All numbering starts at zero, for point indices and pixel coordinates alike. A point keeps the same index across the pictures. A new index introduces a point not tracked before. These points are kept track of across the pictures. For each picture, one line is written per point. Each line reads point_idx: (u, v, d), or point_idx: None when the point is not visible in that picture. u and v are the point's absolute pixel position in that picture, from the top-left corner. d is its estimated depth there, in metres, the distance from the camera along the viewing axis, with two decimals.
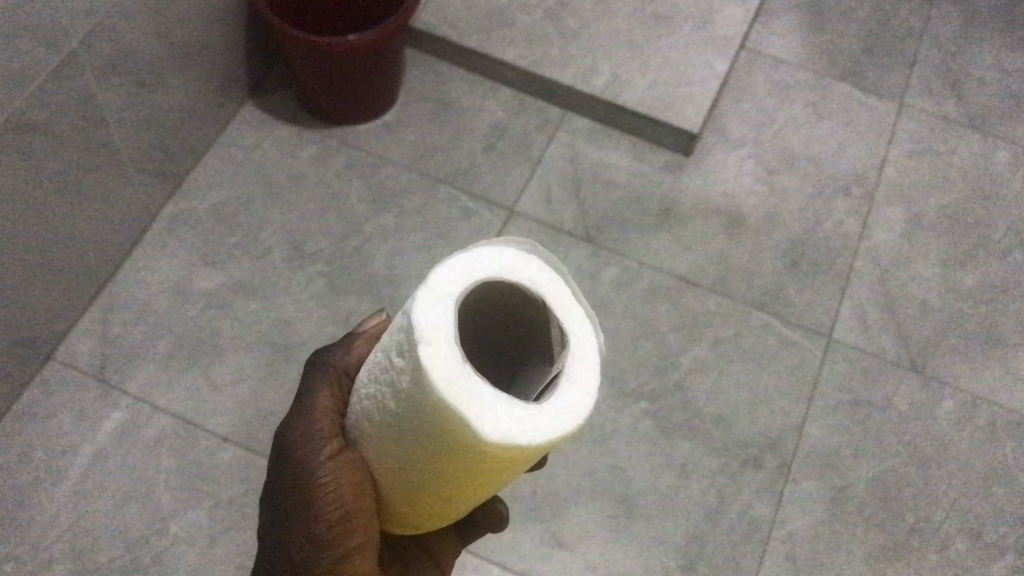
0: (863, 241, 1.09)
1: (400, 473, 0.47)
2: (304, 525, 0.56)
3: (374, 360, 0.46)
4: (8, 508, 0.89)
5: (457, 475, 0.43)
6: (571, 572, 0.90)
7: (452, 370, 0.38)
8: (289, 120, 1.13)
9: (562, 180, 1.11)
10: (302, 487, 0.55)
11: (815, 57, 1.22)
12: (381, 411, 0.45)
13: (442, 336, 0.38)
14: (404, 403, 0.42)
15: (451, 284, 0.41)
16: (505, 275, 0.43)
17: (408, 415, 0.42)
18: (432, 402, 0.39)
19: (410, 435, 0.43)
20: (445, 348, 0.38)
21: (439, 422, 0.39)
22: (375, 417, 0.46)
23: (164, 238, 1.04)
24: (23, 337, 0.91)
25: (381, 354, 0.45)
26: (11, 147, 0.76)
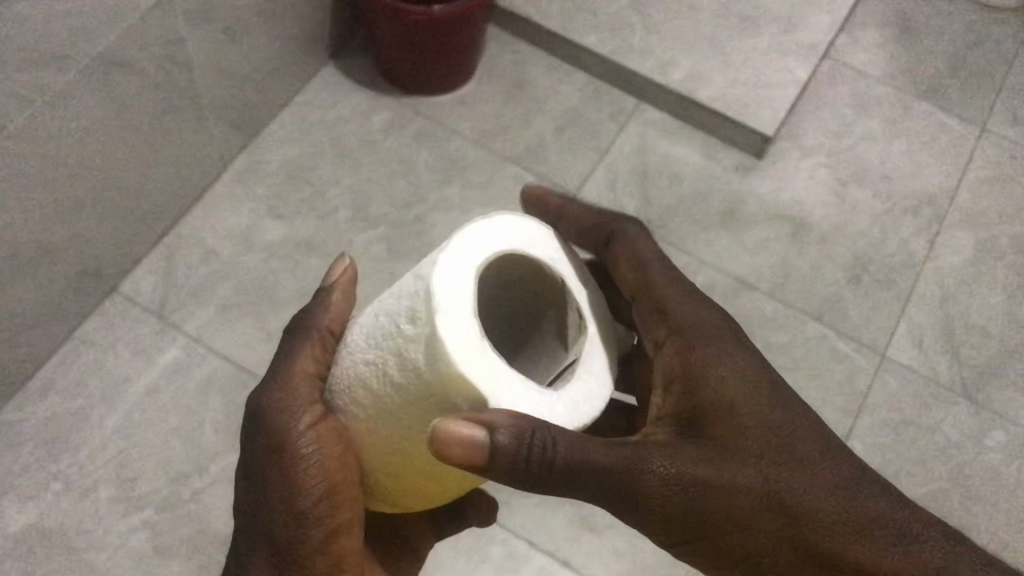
0: (929, 262, 1.07)
1: (387, 449, 0.51)
2: (286, 496, 0.57)
3: (372, 323, 0.51)
4: (61, 429, 0.92)
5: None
6: (598, 557, 0.90)
7: (473, 347, 0.44)
8: (367, 84, 1.14)
9: (630, 170, 1.11)
10: (281, 457, 0.56)
11: (900, 71, 1.20)
12: (376, 379, 0.49)
13: (462, 315, 0.45)
14: (406, 372, 0.47)
15: (473, 256, 0.48)
16: (521, 247, 0.51)
17: (410, 385, 0.47)
18: (440, 372, 0.45)
19: (410, 411, 0.48)
20: (465, 326, 0.45)
21: (441, 394, 0.46)
22: (367, 387, 0.50)
23: (234, 187, 1.06)
24: (91, 267, 0.94)
25: (382, 318, 0.50)
26: (97, 81, 0.78)
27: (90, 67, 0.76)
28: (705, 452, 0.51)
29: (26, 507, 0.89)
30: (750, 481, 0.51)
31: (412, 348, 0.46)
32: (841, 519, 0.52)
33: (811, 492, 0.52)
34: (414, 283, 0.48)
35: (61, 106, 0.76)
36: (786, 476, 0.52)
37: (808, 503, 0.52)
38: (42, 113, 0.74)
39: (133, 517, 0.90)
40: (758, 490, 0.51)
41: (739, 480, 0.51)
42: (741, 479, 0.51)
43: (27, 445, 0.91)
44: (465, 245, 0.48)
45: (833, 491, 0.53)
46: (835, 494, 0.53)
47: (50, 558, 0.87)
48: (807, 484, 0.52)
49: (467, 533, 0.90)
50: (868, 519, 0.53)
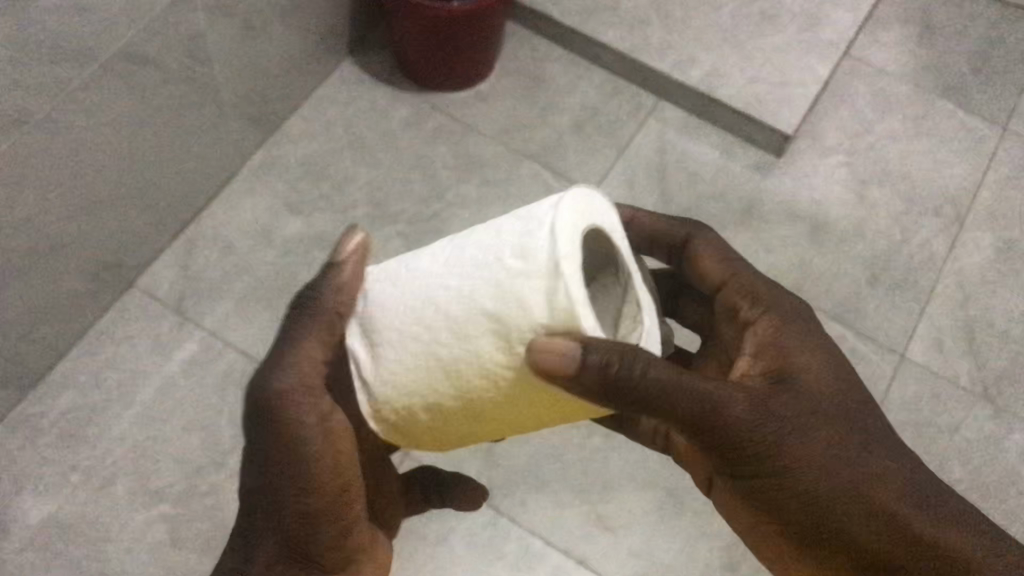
0: (949, 263, 1.07)
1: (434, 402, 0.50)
2: (298, 497, 0.55)
3: (448, 260, 0.49)
4: (79, 422, 0.93)
5: (499, 397, 0.48)
6: (613, 556, 0.90)
7: (582, 298, 0.44)
8: (385, 80, 1.14)
9: (648, 168, 1.10)
10: (287, 458, 0.54)
11: (921, 70, 1.19)
12: (441, 318, 0.48)
13: (572, 263, 0.44)
14: (498, 306, 0.45)
15: (578, 214, 0.47)
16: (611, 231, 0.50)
17: (499, 319, 0.45)
18: (550, 310, 0.44)
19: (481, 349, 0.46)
20: (576, 273, 0.44)
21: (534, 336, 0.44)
22: (426, 328, 0.48)
23: (252, 182, 1.06)
24: (110, 261, 0.94)
25: (471, 252, 0.48)
26: (119, 75, 0.78)
27: (110, 61, 0.76)
28: (786, 402, 0.54)
29: (45, 500, 0.89)
30: (823, 434, 0.54)
31: (486, 287, 0.46)
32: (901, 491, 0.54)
33: (869, 460, 0.55)
34: (518, 225, 0.46)
35: (83, 100, 0.76)
36: (849, 439, 0.55)
37: (869, 468, 0.54)
38: (64, 107, 0.75)
39: (150, 511, 0.90)
40: (829, 445, 0.54)
41: (813, 431, 0.54)
42: (813, 431, 0.54)
43: (46, 438, 0.92)
44: (572, 198, 0.47)
45: (893, 467, 0.55)
46: (892, 471, 0.55)
47: (69, 551, 0.88)
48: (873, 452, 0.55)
49: (483, 530, 0.90)
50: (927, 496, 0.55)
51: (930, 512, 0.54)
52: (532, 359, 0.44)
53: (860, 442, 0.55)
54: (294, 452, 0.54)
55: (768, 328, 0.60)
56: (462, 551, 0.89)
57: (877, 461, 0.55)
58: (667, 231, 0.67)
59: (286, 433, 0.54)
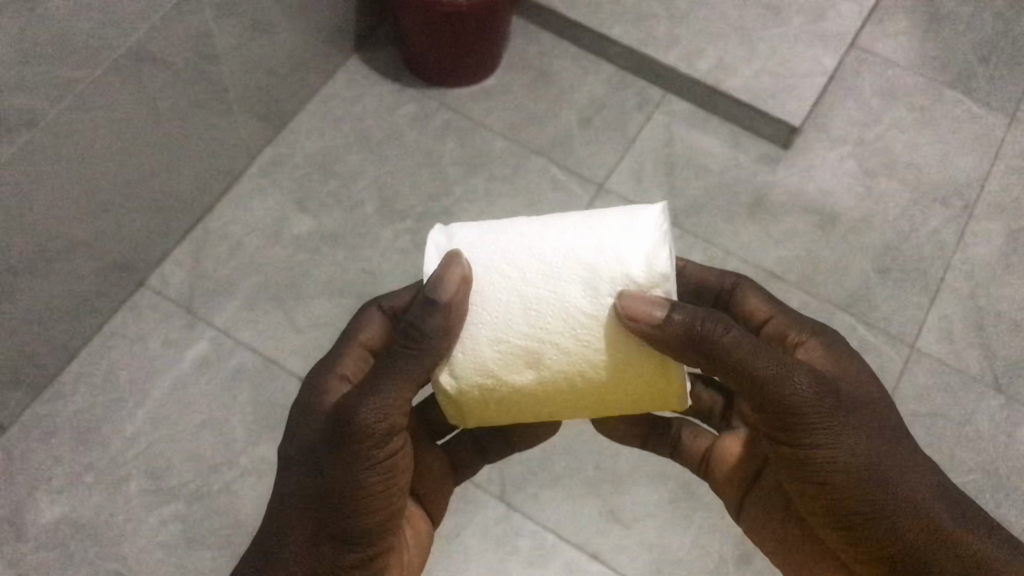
0: (958, 253, 1.06)
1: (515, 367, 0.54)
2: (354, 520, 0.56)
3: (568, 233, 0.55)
4: (92, 422, 0.93)
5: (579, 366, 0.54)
6: (627, 549, 0.90)
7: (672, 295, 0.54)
8: (391, 76, 1.14)
9: (656, 161, 1.10)
10: (357, 492, 0.55)
11: (928, 60, 1.19)
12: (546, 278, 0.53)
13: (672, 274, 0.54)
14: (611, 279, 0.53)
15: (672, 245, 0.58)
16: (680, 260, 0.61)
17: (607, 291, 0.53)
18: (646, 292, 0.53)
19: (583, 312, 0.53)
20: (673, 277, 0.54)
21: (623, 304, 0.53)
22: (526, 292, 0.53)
23: (261, 181, 1.06)
24: (120, 261, 0.95)
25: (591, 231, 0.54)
26: (128, 75, 0.79)
27: (118, 63, 0.76)
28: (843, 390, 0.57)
29: (59, 499, 0.90)
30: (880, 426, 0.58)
31: (594, 257, 0.53)
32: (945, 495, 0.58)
33: (920, 470, 0.58)
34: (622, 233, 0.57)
35: (93, 100, 0.76)
36: (901, 438, 0.58)
37: (919, 469, 0.58)
38: (74, 107, 0.75)
39: (164, 509, 0.90)
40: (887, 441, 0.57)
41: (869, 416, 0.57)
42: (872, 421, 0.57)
43: (59, 437, 0.92)
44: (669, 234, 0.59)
45: (940, 478, 0.59)
46: (938, 480, 0.58)
47: (84, 549, 0.88)
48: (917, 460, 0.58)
49: (497, 525, 0.90)
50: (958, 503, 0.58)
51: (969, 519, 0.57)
52: (623, 310, 0.51)
53: (909, 444, 0.59)
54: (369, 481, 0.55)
55: (818, 351, 0.61)
56: (475, 546, 0.90)
57: (926, 466, 0.58)
58: (710, 280, 0.71)
59: (361, 456, 0.55)
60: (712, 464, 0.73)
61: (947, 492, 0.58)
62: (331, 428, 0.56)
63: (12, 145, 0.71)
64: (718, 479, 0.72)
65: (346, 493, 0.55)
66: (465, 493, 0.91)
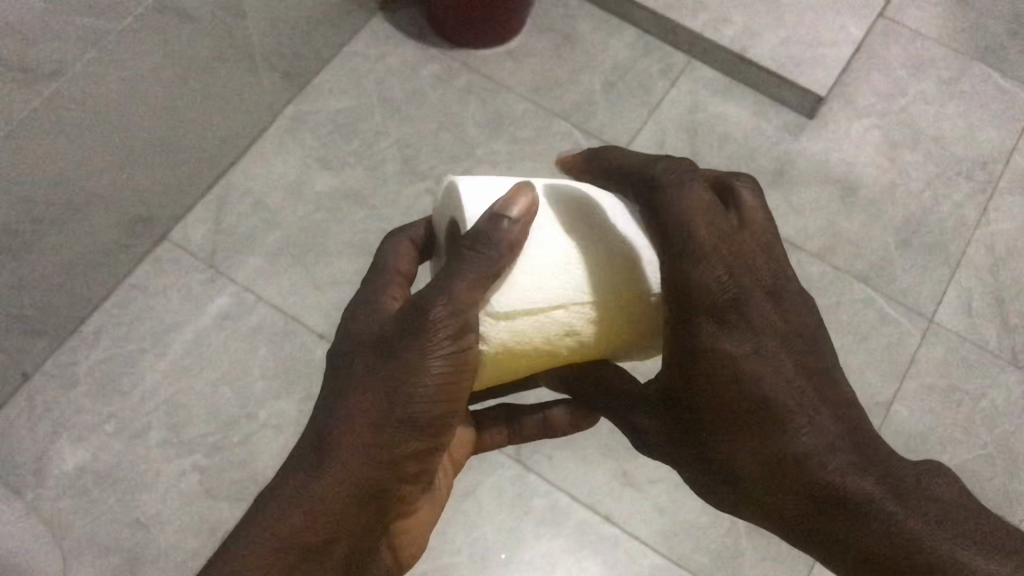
0: (981, 227, 1.06)
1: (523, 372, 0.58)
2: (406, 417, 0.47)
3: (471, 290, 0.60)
4: (113, 372, 0.94)
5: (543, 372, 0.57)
6: (639, 513, 0.91)
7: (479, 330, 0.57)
8: (415, 36, 1.14)
9: (679, 127, 1.10)
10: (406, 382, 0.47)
11: (957, 32, 1.17)
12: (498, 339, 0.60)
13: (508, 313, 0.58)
14: None
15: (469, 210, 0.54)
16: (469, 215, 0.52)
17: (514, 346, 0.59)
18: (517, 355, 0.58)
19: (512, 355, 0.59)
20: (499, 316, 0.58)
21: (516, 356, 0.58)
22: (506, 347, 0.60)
23: (283, 138, 1.07)
24: (143, 214, 0.95)
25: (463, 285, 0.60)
26: (152, 28, 0.78)
27: (144, 16, 0.76)
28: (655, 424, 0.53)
29: (80, 447, 0.91)
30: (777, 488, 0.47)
31: None
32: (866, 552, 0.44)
33: (771, 468, 0.47)
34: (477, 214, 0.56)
35: (117, 52, 0.76)
36: (745, 440, 0.47)
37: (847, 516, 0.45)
38: (99, 57, 0.75)
39: (183, 460, 0.92)
40: (722, 459, 0.48)
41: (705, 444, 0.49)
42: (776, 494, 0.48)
43: (81, 385, 0.93)
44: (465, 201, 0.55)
45: (810, 458, 0.46)
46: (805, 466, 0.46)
47: (105, 497, 0.89)
48: (748, 456, 0.47)
49: (510, 484, 0.92)
50: (813, 492, 0.46)
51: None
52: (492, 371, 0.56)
53: (761, 435, 0.47)
54: (423, 380, 0.47)
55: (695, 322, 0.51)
56: (490, 505, 0.91)
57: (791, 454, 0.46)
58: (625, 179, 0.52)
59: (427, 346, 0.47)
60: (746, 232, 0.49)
61: (808, 488, 0.46)
62: (404, 314, 0.48)
63: (39, 97, 0.71)
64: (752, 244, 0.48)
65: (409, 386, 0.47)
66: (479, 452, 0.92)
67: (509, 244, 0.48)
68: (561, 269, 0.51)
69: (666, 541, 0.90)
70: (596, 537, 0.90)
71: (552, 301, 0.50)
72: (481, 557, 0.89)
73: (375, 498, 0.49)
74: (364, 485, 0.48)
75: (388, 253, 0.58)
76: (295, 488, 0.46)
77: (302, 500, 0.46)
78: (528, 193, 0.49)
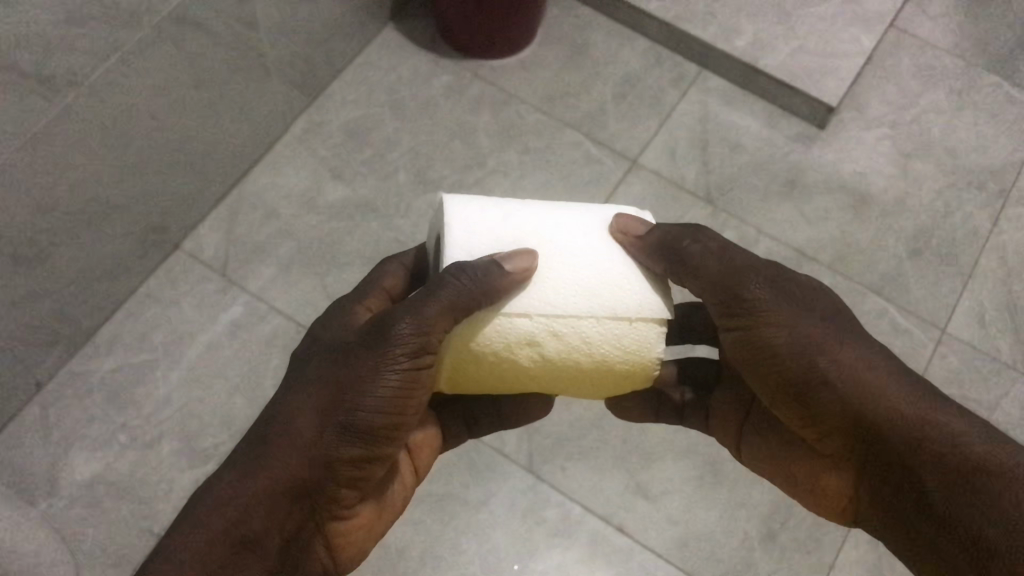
0: (992, 237, 1.06)
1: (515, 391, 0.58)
2: (354, 418, 0.53)
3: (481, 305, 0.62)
4: (126, 382, 0.94)
5: (531, 383, 0.57)
6: (652, 524, 0.91)
7: None
8: (427, 47, 1.14)
9: (689, 137, 1.10)
10: (357, 387, 0.52)
11: (966, 43, 1.18)
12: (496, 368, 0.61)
13: None
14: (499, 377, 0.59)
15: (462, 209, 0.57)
16: (461, 213, 0.56)
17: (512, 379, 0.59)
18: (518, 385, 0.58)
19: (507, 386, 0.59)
20: None
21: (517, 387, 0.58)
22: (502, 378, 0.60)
23: (295, 148, 1.07)
24: (157, 224, 0.96)
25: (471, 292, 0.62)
26: (168, 38, 0.78)
27: (161, 26, 0.77)
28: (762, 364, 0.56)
29: (94, 458, 0.91)
30: (821, 413, 0.55)
31: None
32: (956, 473, 0.50)
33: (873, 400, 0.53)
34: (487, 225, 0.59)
35: (133, 62, 0.76)
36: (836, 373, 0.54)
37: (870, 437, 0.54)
38: (116, 67, 0.75)
39: (196, 470, 0.91)
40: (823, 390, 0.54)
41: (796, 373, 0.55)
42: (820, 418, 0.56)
43: (94, 395, 0.93)
44: (463, 202, 0.57)
45: (894, 399, 0.53)
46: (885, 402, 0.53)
47: (118, 507, 0.89)
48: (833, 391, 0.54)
49: (522, 496, 0.91)
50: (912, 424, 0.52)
51: (963, 494, 0.50)
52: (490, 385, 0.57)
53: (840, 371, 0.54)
54: (370, 387, 0.52)
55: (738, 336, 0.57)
56: (503, 517, 0.90)
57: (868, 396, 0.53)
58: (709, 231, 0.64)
59: (381, 358, 0.52)
60: (735, 273, 0.55)
61: (901, 420, 0.52)
62: (370, 329, 0.54)
63: (55, 108, 0.72)
64: (760, 282, 0.55)
65: (361, 388, 0.52)
66: (492, 464, 0.93)
67: (492, 286, 0.52)
68: (537, 278, 0.54)
69: (679, 553, 0.90)
70: (609, 549, 0.89)
71: (521, 308, 0.53)
72: (494, 568, 0.88)
73: (305, 495, 0.54)
74: (298, 480, 0.53)
75: (380, 273, 0.64)
76: (233, 482, 0.52)
77: (238, 493, 0.52)
78: (530, 256, 0.53)
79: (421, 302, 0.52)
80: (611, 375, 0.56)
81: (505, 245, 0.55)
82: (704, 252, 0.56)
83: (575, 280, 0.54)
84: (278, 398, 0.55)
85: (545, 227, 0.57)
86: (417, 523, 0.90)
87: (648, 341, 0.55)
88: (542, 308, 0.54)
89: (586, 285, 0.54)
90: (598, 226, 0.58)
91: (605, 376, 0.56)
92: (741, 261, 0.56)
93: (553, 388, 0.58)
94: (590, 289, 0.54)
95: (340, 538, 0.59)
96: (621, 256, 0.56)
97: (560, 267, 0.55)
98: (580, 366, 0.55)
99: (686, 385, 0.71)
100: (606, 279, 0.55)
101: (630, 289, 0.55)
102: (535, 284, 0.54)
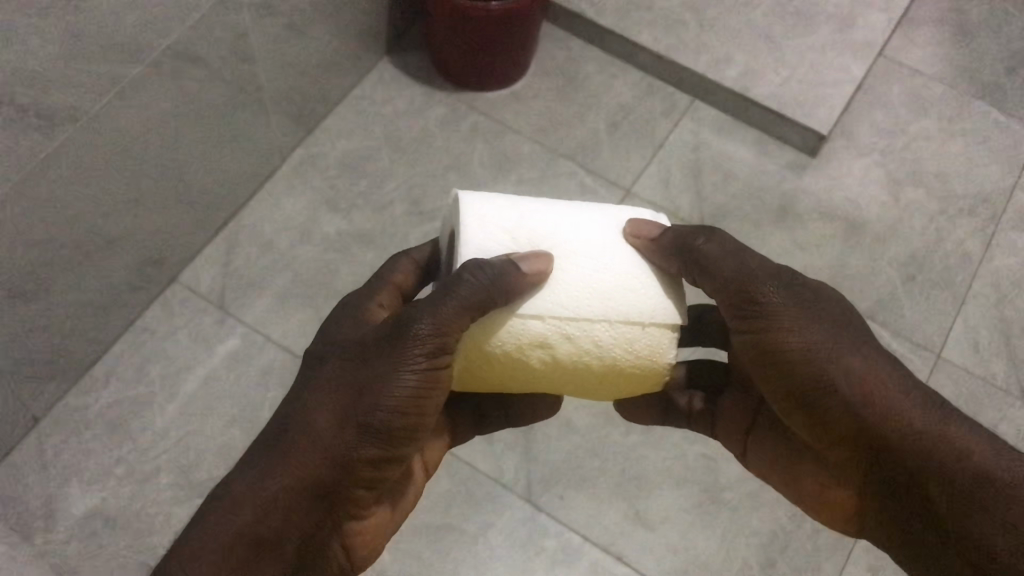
0: (984, 263, 1.07)
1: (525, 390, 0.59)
2: (370, 418, 0.52)
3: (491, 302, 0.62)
4: (123, 416, 0.94)
5: (541, 383, 0.57)
6: (652, 553, 0.91)
7: None
8: (422, 80, 1.15)
9: (683, 167, 1.11)
10: (374, 387, 0.52)
11: (955, 72, 1.19)
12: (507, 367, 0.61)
13: None
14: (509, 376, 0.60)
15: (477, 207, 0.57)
16: (475, 211, 0.57)
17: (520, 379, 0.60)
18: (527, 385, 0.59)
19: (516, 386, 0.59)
20: None
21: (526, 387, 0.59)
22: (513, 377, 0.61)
23: (292, 180, 1.08)
24: (154, 257, 0.96)
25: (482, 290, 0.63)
26: (164, 74, 0.79)
27: (158, 62, 0.77)
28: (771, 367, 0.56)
29: (90, 492, 0.91)
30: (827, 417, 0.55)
31: None
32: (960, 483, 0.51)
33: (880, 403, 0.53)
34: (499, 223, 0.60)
35: (130, 97, 0.77)
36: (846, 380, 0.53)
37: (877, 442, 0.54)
38: (112, 103, 0.76)
39: (193, 502, 0.91)
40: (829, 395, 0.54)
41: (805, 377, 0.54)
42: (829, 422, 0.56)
43: (91, 429, 0.93)
44: (477, 200, 0.58)
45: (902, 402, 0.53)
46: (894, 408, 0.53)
47: (115, 542, 0.89)
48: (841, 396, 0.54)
49: (522, 525, 0.91)
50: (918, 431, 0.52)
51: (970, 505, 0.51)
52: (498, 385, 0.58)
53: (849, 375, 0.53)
54: (387, 387, 0.52)
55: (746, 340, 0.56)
56: (502, 546, 0.90)
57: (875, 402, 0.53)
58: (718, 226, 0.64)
59: (398, 359, 0.52)
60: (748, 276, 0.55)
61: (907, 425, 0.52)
62: (387, 329, 0.54)
63: (50, 143, 0.72)
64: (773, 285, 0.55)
65: (378, 389, 0.52)
66: (490, 493, 0.92)
67: (508, 287, 0.52)
68: (551, 281, 0.55)
69: None
70: None
71: (534, 310, 0.54)
72: None
73: (323, 495, 0.54)
74: (315, 478, 0.53)
75: (391, 268, 0.65)
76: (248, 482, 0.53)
77: (257, 493, 0.52)
78: (544, 259, 0.54)
79: (438, 302, 0.52)
80: (621, 377, 0.57)
81: (518, 247, 0.56)
82: (717, 253, 0.56)
83: (587, 283, 0.55)
84: (295, 396, 0.56)
85: (558, 227, 0.57)
86: (416, 555, 0.89)
87: (661, 345, 0.56)
88: (556, 310, 0.54)
89: (601, 288, 0.55)
90: (613, 226, 0.58)
91: (617, 377, 0.57)
92: (755, 263, 0.56)
93: (562, 388, 0.58)
94: (604, 292, 0.55)
95: (355, 538, 0.59)
96: (636, 257, 0.57)
97: (573, 271, 0.55)
98: (592, 367, 0.56)
99: (695, 390, 0.71)
100: (620, 280, 0.55)
101: (643, 291, 0.56)
102: (549, 286, 0.55)
